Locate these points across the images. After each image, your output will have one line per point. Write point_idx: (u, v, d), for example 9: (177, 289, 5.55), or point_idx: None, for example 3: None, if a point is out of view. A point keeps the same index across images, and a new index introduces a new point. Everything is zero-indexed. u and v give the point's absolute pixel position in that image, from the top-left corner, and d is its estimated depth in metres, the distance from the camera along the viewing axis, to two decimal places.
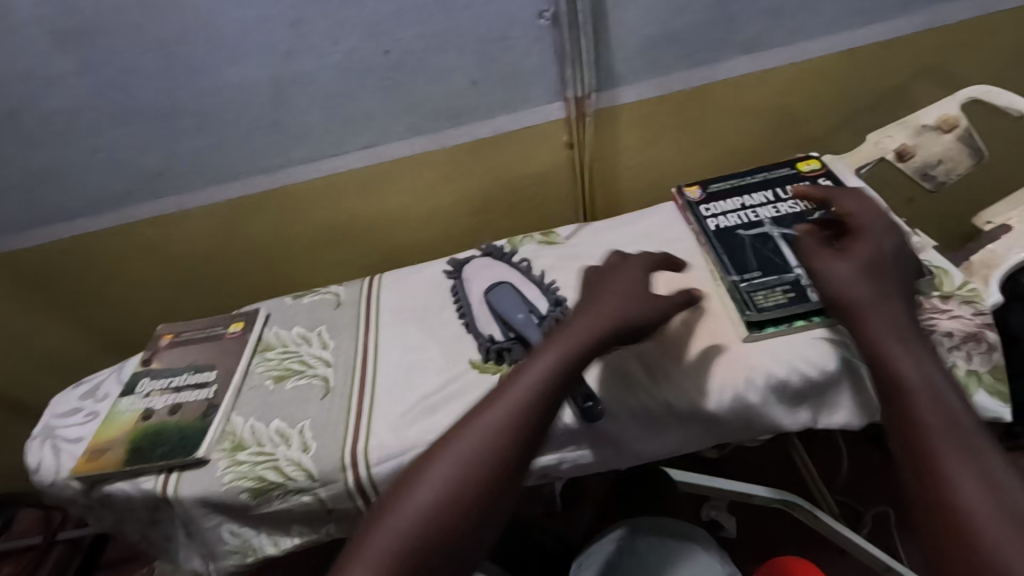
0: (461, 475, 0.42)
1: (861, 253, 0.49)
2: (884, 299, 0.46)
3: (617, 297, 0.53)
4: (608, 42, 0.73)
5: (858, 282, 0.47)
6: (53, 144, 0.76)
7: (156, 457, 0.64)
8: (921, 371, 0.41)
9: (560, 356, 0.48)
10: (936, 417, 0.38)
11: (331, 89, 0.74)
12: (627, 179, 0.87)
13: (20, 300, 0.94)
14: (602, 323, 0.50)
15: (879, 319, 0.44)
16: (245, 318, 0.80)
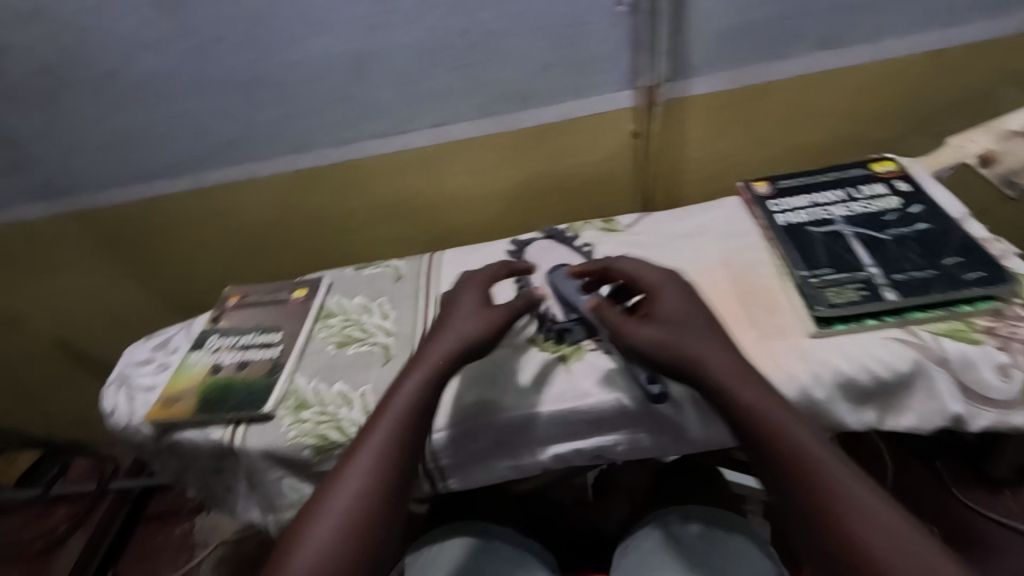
0: (355, 500, 0.48)
1: (677, 300, 0.56)
2: (693, 346, 0.52)
3: (466, 321, 0.59)
4: (686, 32, 0.73)
5: (683, 331, 0.53)
6: (141, 106, 0.79)
7: (225, 409, 0.67)
8: (759, 409, 0.47)
9: (411, 386, 0.54)
10: (790, 452, 0.45)
11: (406, 66, 0.76)
12: (691, 171, 0.87)
13: (95, 255, 0.98)
14: (458, 344, 0.57)
15: (713, 365, 0.51)
16: (308, 286, 0.82)
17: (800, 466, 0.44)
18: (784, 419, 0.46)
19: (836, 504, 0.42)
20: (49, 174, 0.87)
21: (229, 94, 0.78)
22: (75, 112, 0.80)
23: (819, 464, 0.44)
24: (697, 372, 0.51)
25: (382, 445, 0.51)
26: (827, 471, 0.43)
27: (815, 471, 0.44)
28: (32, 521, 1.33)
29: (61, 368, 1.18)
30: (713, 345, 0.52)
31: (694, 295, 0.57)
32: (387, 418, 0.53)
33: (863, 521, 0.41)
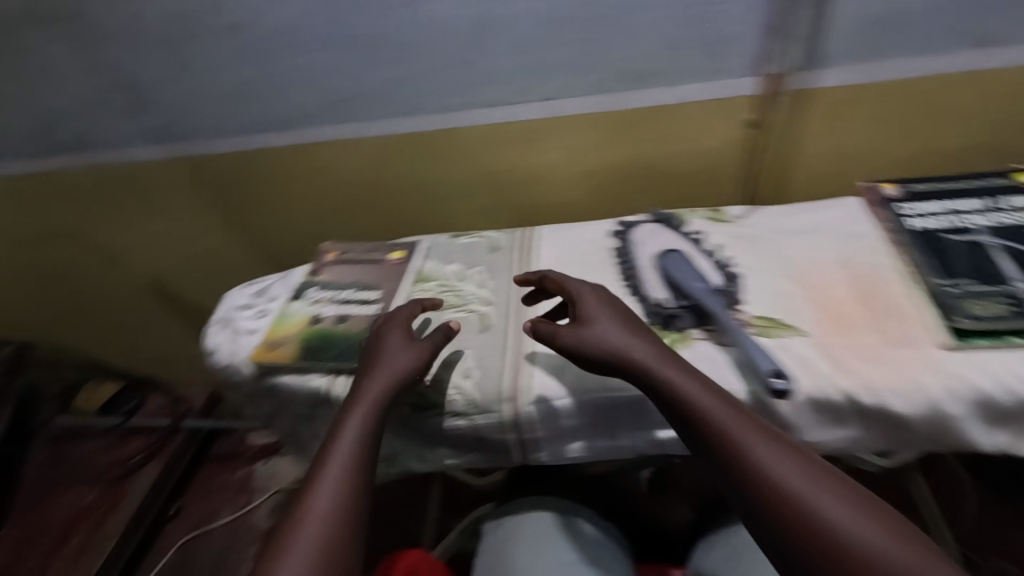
0: (326, 530, 0.47)
1: (608, 312, 0.57)
2: (644, 352, 0.53)
3: (406, 348, 0.61)
4: (824, 22, 0.71)
5: (628, 337, 0.54)
6: (262, 58, 0.81)
7: (327, 359, 0.69)
8: (706, 404, 0.48)
9: (361, 415, 0.55)
10: (732, 436, 0.46)
11: (528, 35, 0.75)
12: (802, 169, 0.84)
13: (195, 201, 1.02)
14: (392, 380, 0.58)
15: (657, 367, 0.52)
16: (405, 249, 0.84)
17: (745, 449, 0.45)
18: (727, 406, 0.48)
19: (782, 477, 0.43)
20: (167, 119, 0.90)
21: (348, 52, 0.79)
22: (200, 59, 0.82)
23: (756, 444, 0.45)
24: (650, 376, 0.52)
25: (352, 455, 0.52)
26: (770, 448, 0.45)
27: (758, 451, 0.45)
28: (108, 448, 1.41)
29: (150, 308, 1.24)
30: (654, 351, 0.53)
31: (620, 306, 0.59)
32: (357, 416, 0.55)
33: (812, 489, 0.42)
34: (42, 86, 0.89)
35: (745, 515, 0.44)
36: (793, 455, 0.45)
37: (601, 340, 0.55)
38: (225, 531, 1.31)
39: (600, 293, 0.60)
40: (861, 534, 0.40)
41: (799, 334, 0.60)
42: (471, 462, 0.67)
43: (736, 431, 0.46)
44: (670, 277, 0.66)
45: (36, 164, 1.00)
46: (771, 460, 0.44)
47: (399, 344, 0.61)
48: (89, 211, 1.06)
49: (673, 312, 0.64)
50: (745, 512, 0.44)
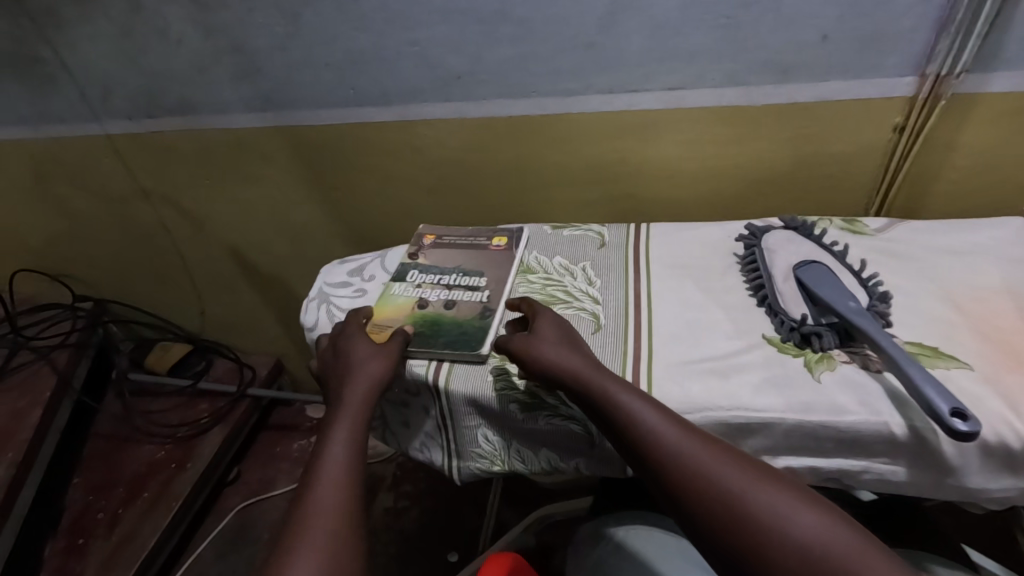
0: (334, 530, 0.48)
1: (546, 325, 0.60)
2: (580, 361, 0.56)
3: (375, 356, 0.62)
4: (1010, 16, 0.63)
5: (562, 347, 0.57)
6: (378, 29, 0.78)
7: (439, 344, 0.66)
8: (635, 408, 0.51)
9: (348, 421, 0.57)
10: (658, 434, 0.49)
11: (666, 19, 0.70)
12: (945, 181, 0.77)
13: (286, 172, 1.01)
14: (373, 385, 0.60)
15: (588, 373, 0.54)
16: (508, 235, 0.80)
17: (671, 445, 0.48)
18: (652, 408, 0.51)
19: (706, 468, 0.46)
20: (271, 87, 0.89)
21: (469, 27, 0.75)
22: (314, 26, 0.80)
23: (678, 441, 0.49)
24: (584, 386, 0.54)
25: (345, 457, 0.54)
26: (696, 443, 0.48)
27: (682, 446, 0.48)
28: (177, 408, 1.41)
29: (227, 276, 1.25)
30: (586, 360, 0.56)
31: (558, 317, 0.62)
32: (346, 417, 0.57)
33: (739, 478, 0.45)
34: (152, 46, 0.88)
35: (690, 523, 0.46)
36: (717, 448, 0.48)
37: (541, 349, 0.57)
38: (283, 499, 1.34)
39: (553, 315, 0.62)
40: (787, 514, 0.43)
41: (963, 366, 0.54)
42: (577, 467, 0.64)
43: (661, 430, 0.49)
44: (809, 290, 0.60)
45: (137, 124, 1.00)
46: (694, 451, 0.48)
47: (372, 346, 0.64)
48: (183, 175, 1.06)
49: (813, 329, 0.58)
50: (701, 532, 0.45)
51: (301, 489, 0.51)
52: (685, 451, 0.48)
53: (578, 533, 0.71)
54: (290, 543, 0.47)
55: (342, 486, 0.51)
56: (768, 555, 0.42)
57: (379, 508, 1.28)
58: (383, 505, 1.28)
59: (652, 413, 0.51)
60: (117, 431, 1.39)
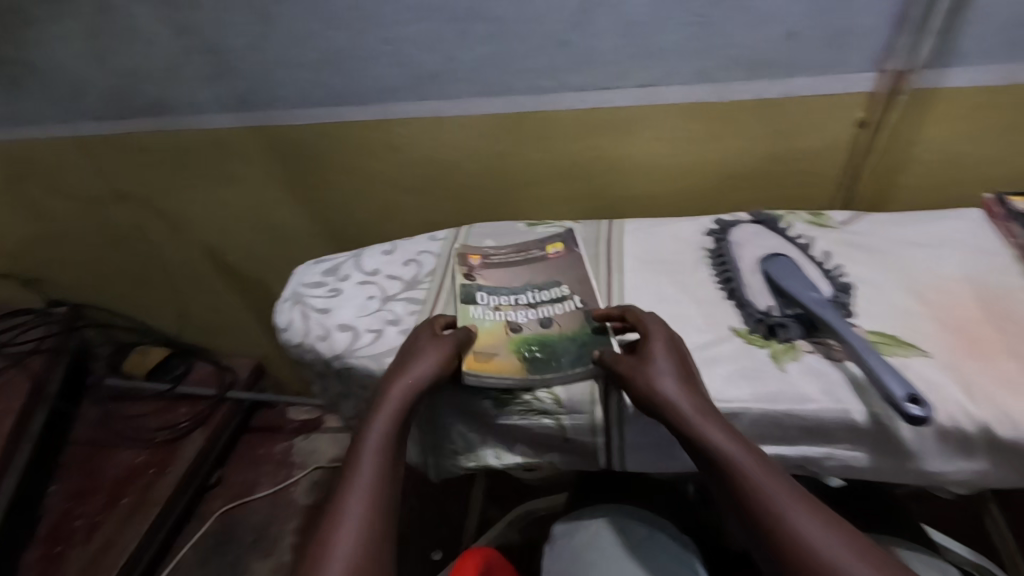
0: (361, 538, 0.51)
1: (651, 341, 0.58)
2: (681, 386, 0.54)
3: (427, 353, 0.60)
4: (965, 12, 0.65)
5: (664, 369, 0.55)
6: (351, 28, 0.78)
7: (567, 365, 0.61)
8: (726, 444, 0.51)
9: (386, 424, 0.57)
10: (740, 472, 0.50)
11: (636, 17, 0.71)
12: (910, 174, 0.79)
13: (262, 172, 1.00)
14: (413, 385, 0.58)
15: (683, 401, 0.53)
16: (562, 240, 0.75)
17: (753, 484, 0.49)
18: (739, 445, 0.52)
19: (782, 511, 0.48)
20: (245, 87, 0.88)
21: (442, 26, 0.76)
22: (287, 26, 0.80)
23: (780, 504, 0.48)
24: (675, 415, 0.53)
25: (378, 460, 0.55)
26: (773, 484, 0.49)
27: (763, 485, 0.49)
28: (157, 412, 1.39)
29: (206, 278, 1.24)
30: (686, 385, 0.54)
31: (664, 328, 0.59)
32: (384, 414, 0.57)
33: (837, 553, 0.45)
34: (123, 45, 0.87)
35: None
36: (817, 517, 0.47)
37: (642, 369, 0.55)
38: (266, 502, 1.33)
39: (666, 336, 0.59)
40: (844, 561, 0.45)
41: (921, 354, 0.55)
42: (551, 462, 0.64)
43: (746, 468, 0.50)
44: (775, 282, 0.62)
45: (108, 125, 0.99)
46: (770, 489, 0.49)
47: (422, 342, 0.61)
48: (157, 177, 1.05)
49: (778, 320, 0.60)
50: None
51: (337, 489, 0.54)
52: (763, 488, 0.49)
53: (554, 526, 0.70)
54: (323, 544, 0.51)
55: (375, 489, 0.54)
56: None
57: None
58: None
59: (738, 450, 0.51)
60: (95, 438, 1.37)
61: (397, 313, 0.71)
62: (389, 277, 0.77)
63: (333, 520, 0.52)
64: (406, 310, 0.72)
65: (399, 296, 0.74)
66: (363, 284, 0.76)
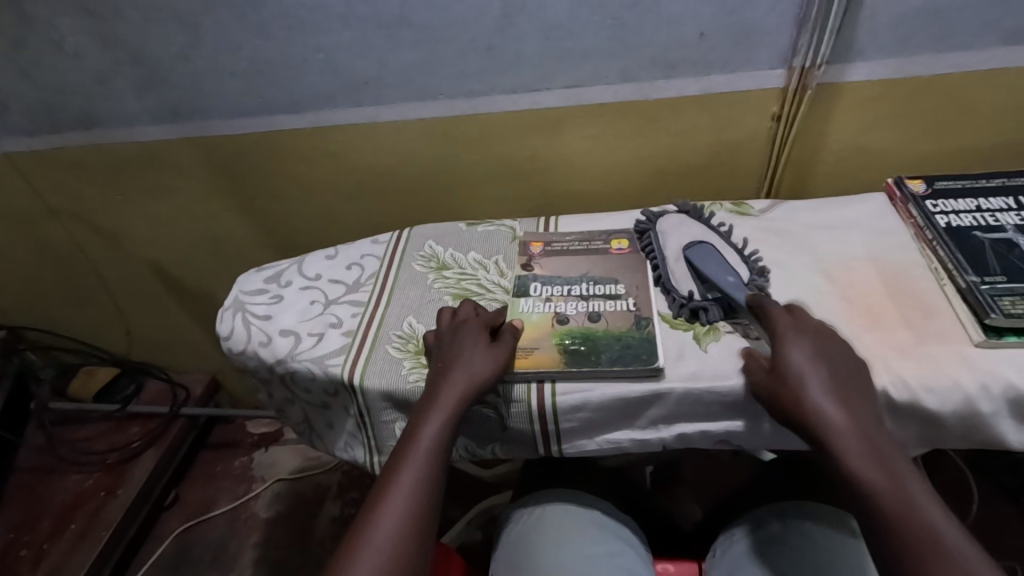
0: (404, 529, 0.51)
1: (795, 339, 0.55)
2: (818, 372, 0.53)
3: (486, 357, 0.60)
4: (858, 12, 0.70)
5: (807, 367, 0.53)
6: (282, 36, 0.79)
7: (606, 361, 0.60)
8: (869, 450, 0.49)
9: (442, 421, 0.56)
10: (877, 479, 0.48)
11: (558, 21, 0.74)
12: (824, 164, 0.84)
13: (203, 183, 0.99)
14: (471, 385, 0.58)
15: (830, 401, 0.51)
16: (628, 238, 0.75)
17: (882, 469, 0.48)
18: (880, 452, 0.49)
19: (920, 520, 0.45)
20: (179, 97, 0.88)
21: (373, 33, 0.77)
22: (217, 36, 0.80)
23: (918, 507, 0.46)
24: (819, 415, 0.51)
25: (429, 455, 0.55)
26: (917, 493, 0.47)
27: (904, 495, 0.47)
28: (106, 434, 1.35)
29: (152, 293, 1.21)
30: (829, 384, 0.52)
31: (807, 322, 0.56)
32: (437, 416, 0.57)
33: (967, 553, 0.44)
34: (48, 58, 0.86)
35: None
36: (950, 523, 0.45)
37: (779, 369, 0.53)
38: (225, 518, 1.31)
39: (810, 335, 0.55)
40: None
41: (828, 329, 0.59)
42: (494, 453, 0.66)
43: (888, 475, 0.48)
44: (699, 268, 0.65)
45: (39, 140, 0.97)
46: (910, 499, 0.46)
47: (479, 343, 0.61)
48: (94, 192, 1.03)
49: (699, 304, 0.63)
50: None
51: (386, 474, 0.55)
52: (908, 497, 0.47)
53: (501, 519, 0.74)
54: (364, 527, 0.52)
55: (424, 483, 0.54)
56: None
57: (326, 517, 1.28)
58: (329, 514, 1.28)
59: (881, 457, 0.49)
60: (42, 464, 1.33)
61: (339, 316, 0.72)
62: (331, 281, 0.77)
63: (376, 505, 0.53)
64: (348, 312, 0.72)
65: (342, 299, 0.74)
66: (306, 289, 0.76)
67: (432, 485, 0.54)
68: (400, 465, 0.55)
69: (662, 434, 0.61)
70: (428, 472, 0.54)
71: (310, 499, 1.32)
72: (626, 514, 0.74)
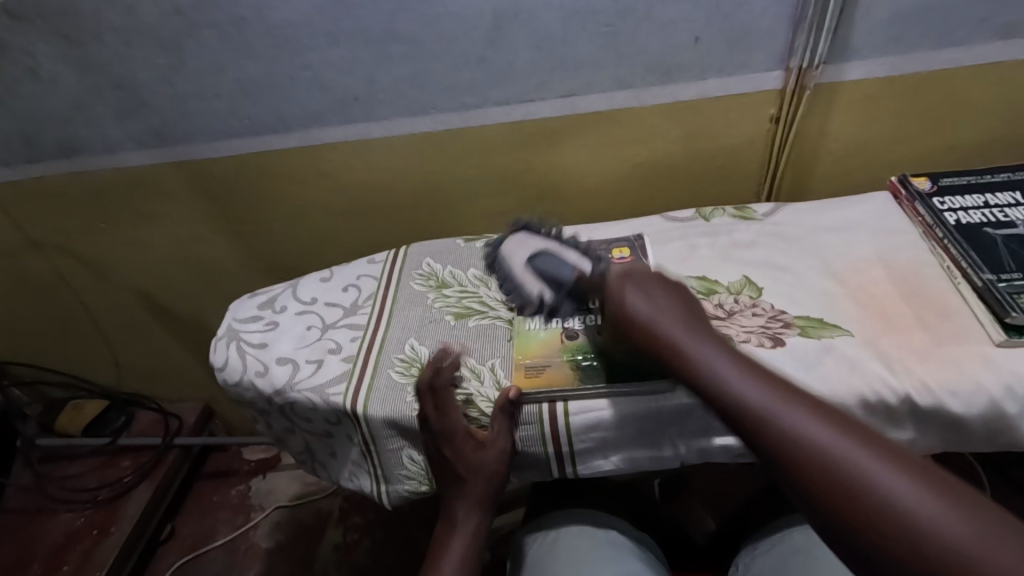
0: None
1: (647, 300, 0.56)
2: (657, 295, 0.56)
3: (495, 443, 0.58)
4: (853, 11, 0.70)
5: (663, 320, 0.54)
6: (267, 55, 0.77)
7: (623, 375, 0.59)
8: (716, 357, 0.50)
9: (477, 493, 0.60)
10: (723, 368, 0.49)
11: (551, 31, 0.73)
12: (823, 165, 0.84)
13: (190, 207, 0.96)
14: (496, 458, 0.58)
15: (743, 386, 0.47)
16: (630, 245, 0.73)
17: (718, 362, 0.49)
18: (747, 371, 0.48)
19: (803, 434, 0.42)
20: (162, 122, 0.85)
21: (362, 48, 0.75)
22: (199, 58, 0.78)
23: (758, 387, 0.46)
24: (680, 354, 0.52)
25: (472, 518, 0.60)
26: (800, 410, 0.44)
27: (732, 369, 0.48)
28: (97, 469, 1.31)
29: (140, 322, 1.18)
30: (706, 343, 0.51)
31: (704, 328, 0.53)
32: (471, 490, 0.60)
33: (823, 430, 0.42)
34: (23, 85, 0.83)
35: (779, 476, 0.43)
36: (808, 406, 0.44)
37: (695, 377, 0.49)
38: (223, 551, 1.26)
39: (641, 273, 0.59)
40: (923, 511, 0.37)
41: (844, 333, 0.58)
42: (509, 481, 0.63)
43: (789, 409, 0.44)
44: (540, 278, 0.67)
45: (17, 170, 0.94)
46: (823, 439, 0.41)
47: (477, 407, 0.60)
48: (76, 222, 1.00)
49: (551, 304, 0.65)
50: (786, 486, 0.42)
51: (441, 532, 0.61)
52: (750, 369, 0.48)
53: (515, 544, 0.71)
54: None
55: (470, 540, 0.60)
56: (849, 505, 0.39)
57: (328, 544, 1.24)
58: (331, 541, 1.25)
59: (757, 387, 0.46)
60: (29, 504, 1.28)
61: (338, 341, 0.69)
62: (328, 304, 0.75)
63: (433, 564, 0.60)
64: (347, 337, 0.70)
65: (340, 324, 0.72)
66: (301, 314, 0.74)
67: (479, 540, 0.61)
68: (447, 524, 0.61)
69: (680, 451, 0.59)
70: (474, 534, 0.60)
71: (311, 526, 1.28)
72: (644, 533, 0.71)
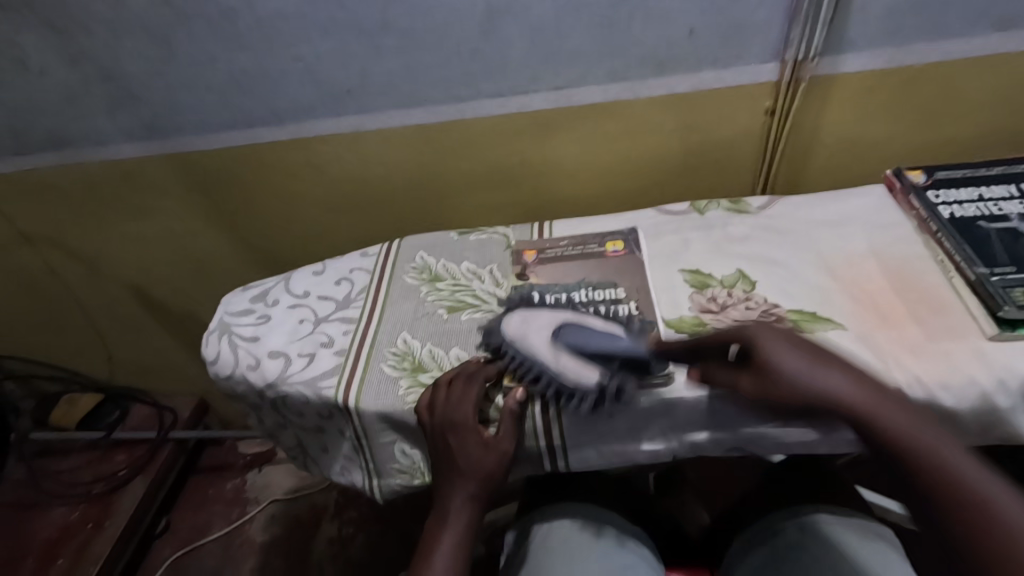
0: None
1: (790, 343, 0.50)
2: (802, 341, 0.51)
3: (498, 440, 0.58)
4: (849, 2, 0.69)
5: (815, 367, 0.49)
6: (257, 46, 0.76)
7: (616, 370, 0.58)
8: (893, 420, 0.45)
9: (473, 490, 0.58)
10: (897, 430, 0.45)
11: (544, 22, 0.72)
12: (818, 158, 0.83)
13: (181, 200, 0.96)
14: (498, 455, 0.57)
15: (922, 444, 0.44)
16: (623, 238, 0.73)
17: (881, 420, 0.46)
18: (924, 434, 0.45)
19: (975, 502, 0.41)
20: (152, 114, 0.84)
21: (353, 40, 0.74)
22: (189, 49, 0.77)
23: (935, 453, 0.44)
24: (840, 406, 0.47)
25: (465, 517, 0.58)
26: (975, 476, 0.42)
27: (905, 434, 0.45)
28: (92, 463, 1.30)
29: (134, 316, 1.17)
30: (870, 394, 0.47)
31: (790, 330, 0.52)
32: (467, 487, 0.58)
33: (998, 496, 0.41)
34: (11, 76, 0.82)
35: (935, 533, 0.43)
36: (992, 476, 0.42)
37: (796, 374, 0.49)
38: (219, 545, 1.27)
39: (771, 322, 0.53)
40: None
41: (837, 327, 0.58)
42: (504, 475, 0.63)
43: (972, 481, 0.42)
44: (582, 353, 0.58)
45: (7, 163, 0.93)
46: (1000, 505, 0.41)
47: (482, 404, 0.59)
48: (67, 215, 0.99)
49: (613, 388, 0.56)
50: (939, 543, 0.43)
51: (432, 527, 0.59)
52: (927, 440, 0.44)
53: (508, 537, 0.71)
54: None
55: (462, 538, 0.58)
56: None
57: (324, 538, 1.24)
58: (327, 535, 1.25)
59: (933, 448, 0.44)
60: (23, 498, 1.27)
61: (330, 335, 0.69)
62: (321, 297, 0.74)
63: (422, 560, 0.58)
64: (339, 330, 0.69)
65: (332, 317, 0.71)
66: (293, 308, 0.73)
67: (471, 540, 0.59)
68: (438, 520, 0.59)
69: (671, 445, 0.58)
70: (466, 533, 0.58)
71: (306, 519, 1.28)
72: (637, 526, 0.72)
